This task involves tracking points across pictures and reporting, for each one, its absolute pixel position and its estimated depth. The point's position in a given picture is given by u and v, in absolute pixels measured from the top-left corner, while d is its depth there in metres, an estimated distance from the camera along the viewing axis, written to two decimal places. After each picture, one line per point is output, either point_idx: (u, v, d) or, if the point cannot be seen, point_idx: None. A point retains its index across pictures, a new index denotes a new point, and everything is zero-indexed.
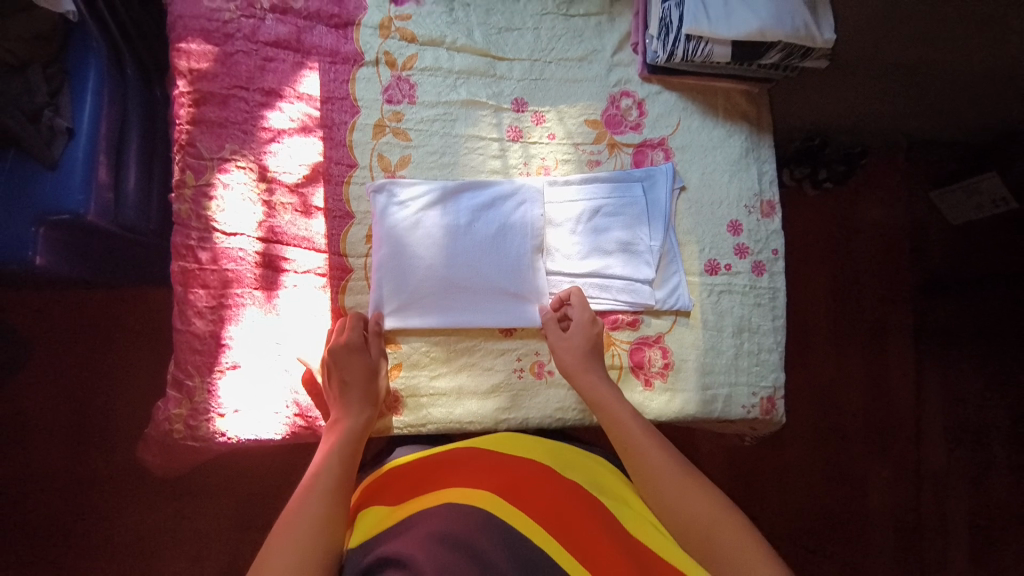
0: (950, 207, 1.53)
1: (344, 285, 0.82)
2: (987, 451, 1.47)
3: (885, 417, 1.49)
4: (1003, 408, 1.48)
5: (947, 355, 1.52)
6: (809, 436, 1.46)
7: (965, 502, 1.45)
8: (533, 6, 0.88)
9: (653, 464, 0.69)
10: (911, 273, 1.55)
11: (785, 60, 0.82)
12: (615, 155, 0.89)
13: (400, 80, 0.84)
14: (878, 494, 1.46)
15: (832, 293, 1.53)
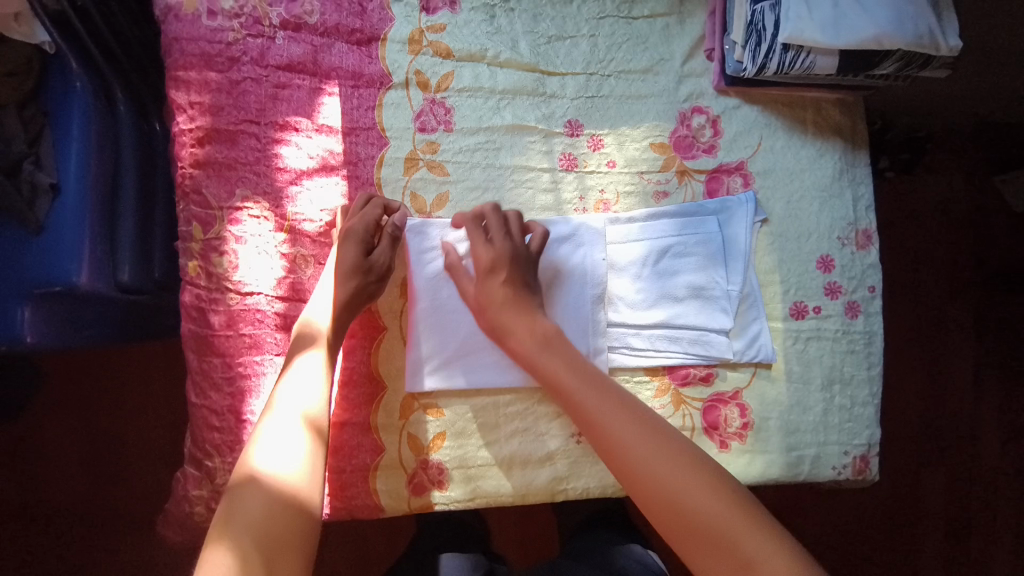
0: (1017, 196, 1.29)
1: (377, 344, 0.72)
2: None
3: None
4: None
5: None
6: None
7: None
8: (587, 10, 0.75)
9: (658, 467, 0.55)
10: None
11: (900, 69, 0.69)
12: (686, 183, 0.76)
13: (434, 104, 0.72)
14: None
15: None
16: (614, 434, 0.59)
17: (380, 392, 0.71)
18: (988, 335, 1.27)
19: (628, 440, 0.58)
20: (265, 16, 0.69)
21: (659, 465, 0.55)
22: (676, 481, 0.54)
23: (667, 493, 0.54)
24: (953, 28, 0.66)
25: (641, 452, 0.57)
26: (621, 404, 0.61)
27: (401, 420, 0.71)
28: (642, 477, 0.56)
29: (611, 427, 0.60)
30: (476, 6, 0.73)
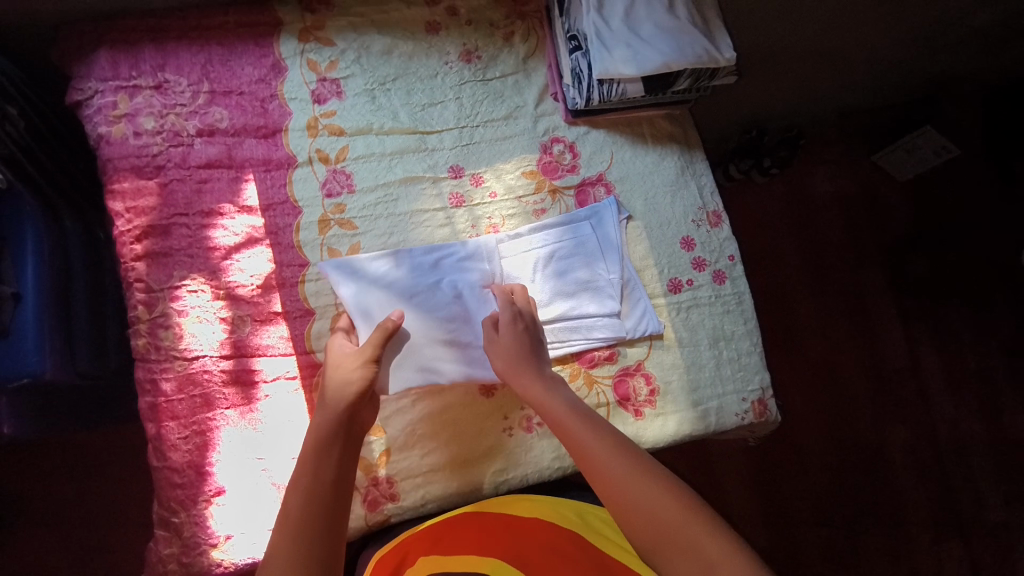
0: (894, 166, 1.70)
1: (316, 383, 0.80)
2: (989, 393, 1.59)
3: (887, 379, 1.59)
4: (990, 344, 1.62)
5: (927, 308, 1.64)
6: (820, 419, 1.55)
7: (985, 445, 1.55)
8: (451, 78, 0.92)
9: (646, 505, 0.59)
10: (869, 241, 1.69)
11: (693, 83, 0.86)
12: (558, 199, 0.92)
13: (336, 172, 0.86)
14: (900, 458, 1.53)
15: (809, 278, 1.65)
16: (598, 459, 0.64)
17: None
18: None
19: (613, 485, 0.61)
20: (183, 128, 0.84)
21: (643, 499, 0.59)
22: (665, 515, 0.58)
23: (655, 520, 0.58)
24: (724, 44, 0.84)
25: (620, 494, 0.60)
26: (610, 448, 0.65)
27: None
28: (630, 510, 0.59)
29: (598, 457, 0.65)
30: (359, 91, 0.89)
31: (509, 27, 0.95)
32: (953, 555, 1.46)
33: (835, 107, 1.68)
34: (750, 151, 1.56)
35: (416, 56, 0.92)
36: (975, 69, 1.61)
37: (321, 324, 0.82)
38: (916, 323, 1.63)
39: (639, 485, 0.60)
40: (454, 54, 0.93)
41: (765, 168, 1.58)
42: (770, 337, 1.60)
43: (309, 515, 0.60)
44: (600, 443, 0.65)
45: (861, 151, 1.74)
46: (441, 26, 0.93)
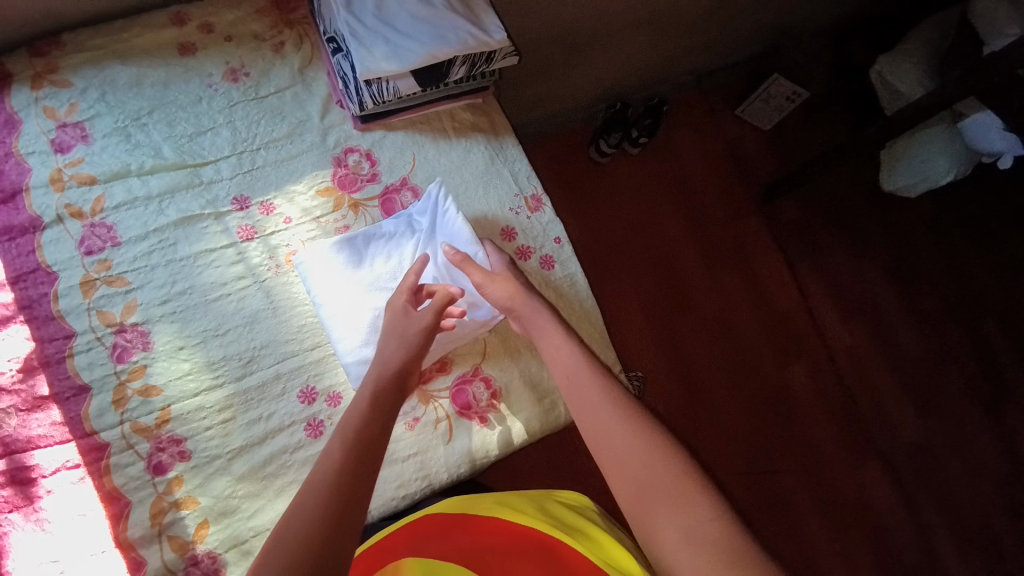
0: (757, 118, 1.73)
1: (105, 465, 0.71)
2: (881, 315, 1.66)
3: (784, 321, 1.61)
4: (874, 268, 1.69)
5: (812, 246, 1.69)
6: (729, 375, 1.55)
7: (887, 366, 1.62)
8: (218, 101, 0.85)
9: (601, 430, 0.63)
10: (748, 191, 1.71)
11: (471, 70, 0.83)
12: (361, 213, 0.85)
13: (94, 227, 0.77)
14: (808, 396, 1.56)
15: (696, 236, 1.64)
16: (606, 422, 0.63)
17: (126, 509, 0.70)
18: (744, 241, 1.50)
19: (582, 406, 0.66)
20: None
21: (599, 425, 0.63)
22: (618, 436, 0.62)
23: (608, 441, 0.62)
24: (493, 25, 0.81)
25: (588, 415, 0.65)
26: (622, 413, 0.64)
27: (156, 526, 0.71)
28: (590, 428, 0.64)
29: (607, 419, 0.64)
30: (109, 132, 0.80)
31: (277, 38, 0.89)
32: (874, 474, 1.53)
33: (689, 70, 1.69)
34: (618, 123, 1.58)
35: (173, 83, 0.84)
36: (812, 10, 1.60)
37: (97, 401, 0.72)
38: (802, 263, 1.67)
39: (604, 408, 0.64)
40: (217, 76, 0.86)
41: (635, 140, 1.61)
42: (669, 300, 1.58)
43: (343, 492, 0.56)
44: (579, 379, 0.68)
45: (723, 105, 1.76)
46: (198, 47, 0.86)
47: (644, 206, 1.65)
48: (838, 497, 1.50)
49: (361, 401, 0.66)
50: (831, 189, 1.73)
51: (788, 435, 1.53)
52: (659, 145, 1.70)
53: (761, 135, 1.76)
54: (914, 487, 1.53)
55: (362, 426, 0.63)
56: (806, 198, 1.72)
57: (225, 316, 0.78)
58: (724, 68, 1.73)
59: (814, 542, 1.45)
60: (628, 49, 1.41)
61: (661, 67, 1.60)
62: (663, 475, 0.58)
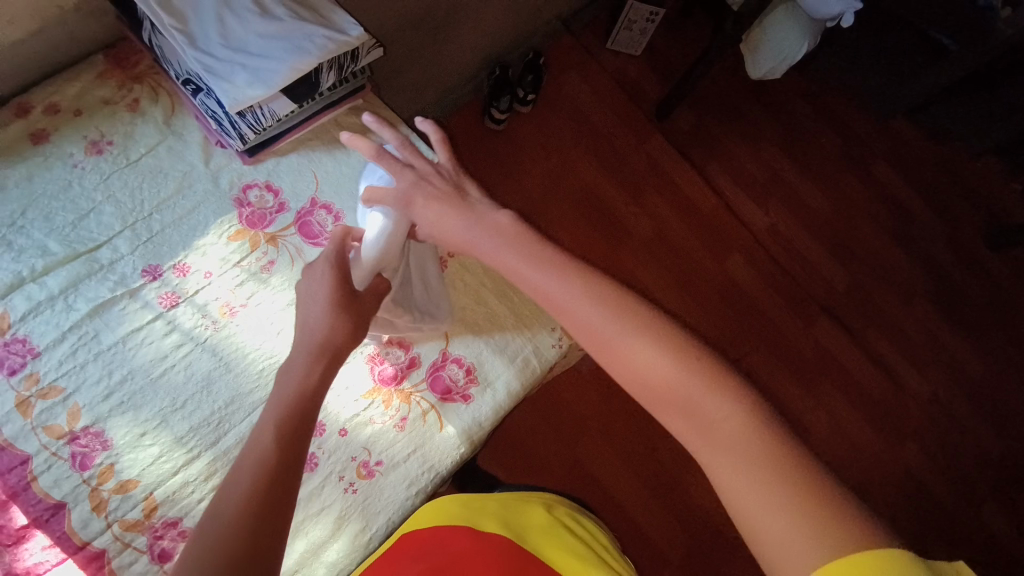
0: (626, 45, 1.80)
1: (112, 570, 0.69)
2: (791, 189, 1.81)
3: (710, 222, 1.72)
4: (770, 149, 1.83)
5: (712, 147, 1.80)
6: (677, 287, 1.65)
7: (808, 232, 1.78)
8: (91, 179, 0.80)
9: (678, 399, 0.57)
10: (642, 114, 1.79)
11: (340, 73, 0.84)
12: (281, 244, 0.84)
13: (6, 345, 0.72)
14: (750, 281, 1.69)
15: (609, 170, 1.71)
16: (663, 380, 0.58)
17: None
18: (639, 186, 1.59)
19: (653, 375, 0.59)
20: None
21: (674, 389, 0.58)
22: (693, 402, 0.56)
23: (685, 411, 0.57)
24: (344, 23, 0.81)
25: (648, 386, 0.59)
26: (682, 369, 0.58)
27: None
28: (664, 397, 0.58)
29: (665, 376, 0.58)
30: None
31: (129, 96, 0.84)
32: (824, 328, 1.69)
33: (553, 17, 1.73)
34: (503, 86, 1.60)
35: (35, 175, 0.79)
36: None
37: (80, 512, 0.69)
38: (708, 165, 1.78)
39: (657, 351, 0.59)
40: (80, 153, 0.81)
41: (523, 98, 1.63)
42: (604, 236, 1.65)
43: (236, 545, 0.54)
44: (615, 336, 0.60)
45: (593, 42, 1.82)
46: (49, 131, 0.81)
47: (554, 157, 1.69)
48: (800, 360, 1.65)
49: (267, 427, 0.61)
50: (713, 90, 1.84)
51: (742, 319, 1.65)
52: (548, 95, 1.74)
53: (636, 60, 1.84)
54: (859, 328, 1.71)
55: (260, 463, 0.58)
56: (694, 105, 1.82)
57: (179, 387, 0.76)
58: (583, 7, 1.79)
59: (790, 402, 1.61)
60: (489, 12, 1.44)
61: (526, 21, 1.63)
62: (734, 434, 0.54)
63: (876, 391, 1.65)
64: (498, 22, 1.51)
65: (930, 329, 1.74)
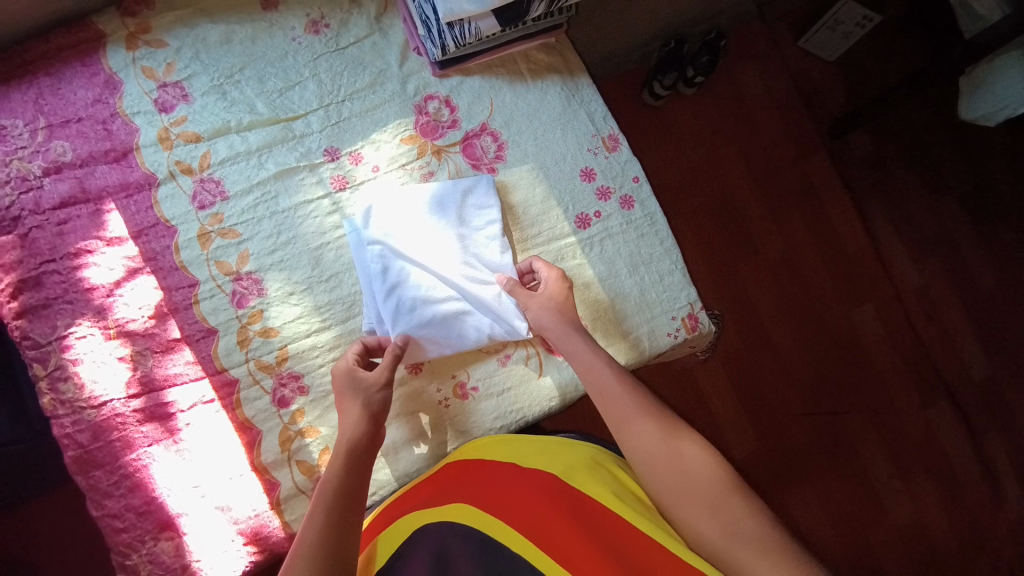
0: (821, 48, 1.63)
1: (236, 399, 0.78)
2: (956, 254, 1.59)
3: (851, 262, 1.57)
4: (949, 203, 1.61)
5: (882, 183, 1.61)
6: (792, 320, 1.52)
7: (960, 306, 1.57)
8: (302, 55, 0.87)
9: (688, 464, 0.65)
10: (814, 127, 1.63)
11: (549, 7, 0.83)
12: (445, 159, 0.87)
13: (203, 182, 0.82)
14: (875, 338, 1.53)
15: (757, 178, 1.59)
16: (637, 436, 0.68)
17: (257, 437, 0.78)
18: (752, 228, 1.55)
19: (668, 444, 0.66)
20: (29, 171, 0.79)
21: (687, 455, 0.66)
22: (669, 454, 0.66)
23: (687, 479, 0.64)
24: None
25: (662, 458, 0.66)
26: (650, 428, 0.68)
27: (284, 452, 0.78)
28: (669, 467, 0.65)
29: (637, 434, 0.68)
30: (206, 90, 0.84)
31: None
32: (942, 414, 1.51)
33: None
34: (673, 63, 1.49)
35: (260, 38, 0.87)
36: None
37: (224, 342, 0.79)
38: (870, 201, 1.60)
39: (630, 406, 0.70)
40: (299, 29, 0.88)
41: (690, 79, 1.53)
42: (731, 243, 1.55)
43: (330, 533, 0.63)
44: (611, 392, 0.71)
45: (786, 35, 1.66)
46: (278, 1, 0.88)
47: (704, 147, 1.59)
48: (904, 438, 1.49)
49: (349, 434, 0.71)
50: (905, 120, 1.63)
51: (854, 373, 1.51)
52: (719, 82, 1.63)
53: (828, 66, 1.66)
54: (983, 427, 1.51)
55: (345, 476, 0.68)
56: (876, 131, 1.63)
57: (336, 260, 0.83)
58: None
59: (875, 477, 1.46)
60: None
61: None
62: (694, 484, 0.63)
63: (977, 499, 1.47)
64: None
65: None
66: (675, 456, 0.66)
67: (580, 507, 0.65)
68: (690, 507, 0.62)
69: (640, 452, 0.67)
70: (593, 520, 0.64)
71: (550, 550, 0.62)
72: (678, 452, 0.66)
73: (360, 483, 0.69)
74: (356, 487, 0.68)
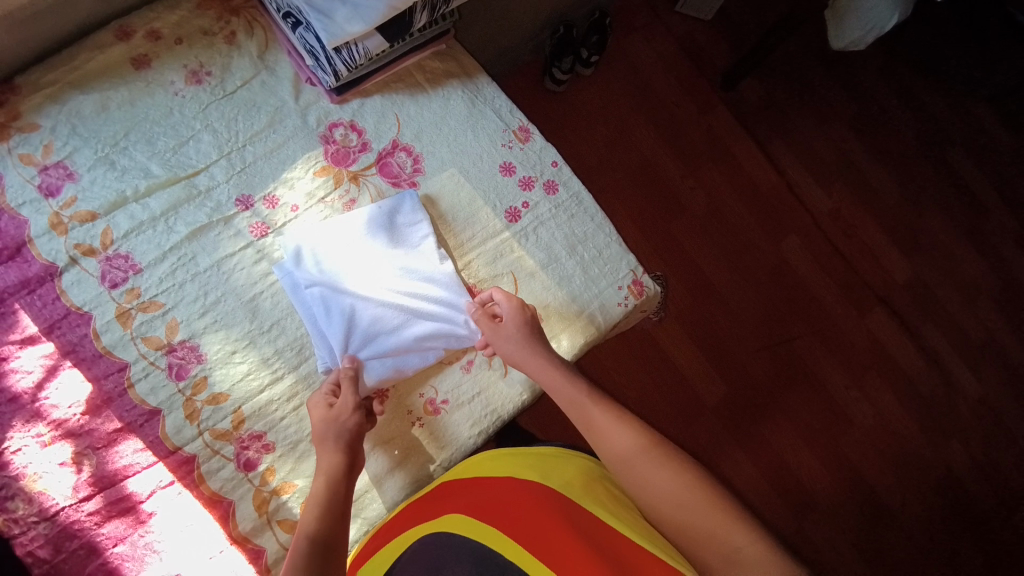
0: (698, 9, 1.72)
1: (199, 474, 0.74)
2: (858, 173, 1.72)
3: (769, 200, 1.67)
4: (841, 129, 1.74)
5: (779, 120, 1.73)
6: (729, 265, 1.60)
7: (871, 219, 1.70)
8: (190, 108, 0.84)
9: (664, 475, 0.65)
10: (707, 84, 1.72)
11: (431, 14, 0.84)
12: (363, 183, 0.86)
13: (111, 259, 0.77)
14: (806, 265, 1.64)
15: (668, 141, 1.66)
16: (613, 447, 0.70)
17: (231, 507, 0.74)
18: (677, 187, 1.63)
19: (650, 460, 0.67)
20: None
21: (662, 464, 0.66)
22: (645, 461, 0.67)
23: (666, 489, 0.65)
24: None
25: (647, 475, 0.66)
26: (626, 436, 0.70)
27: (263, 515, 0.75)
28: (647, 475, 0.66)
29: (614, 443, 0.70)
30: (92, 164, 0.79)
31: (227, 28, 0.87)
32: (879, 320, 1.63)
33: None
34: (566, 47, 1.55)
35: (140, 100, 0.82)
36: None
37: (171, 420, 0.75)
38: (773, 142, 1.71)
39: (605, 419, 0.73)
40: (180, 82, 0.84)
41: (586, 60, 1.58)
42: (658, 207, 1.61)
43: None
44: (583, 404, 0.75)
45: (663, 4, 1.75)
46: (150, 57, 0.84)
47: (613, 122, 1.65)
48: (852, 350, 1.60)
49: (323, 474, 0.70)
50: (785, 62, 1.75)
51: (794, 301, 1.60)
52: (612, 58, 1.69)
53: (707, 25, 1.76)
54: (915, 323, 1.64)
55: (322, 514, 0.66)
56: (763, 76, 1.74)
57: (274, 308, 0.80)
58: None
59: (834, 392, 1.56)
60: None
61: None
62: (671, 491, 0.64)
63: (925, 388, 1.60)
64: None
65: (990, 329, 1.67)
66: (649, 463, 0.67)
67: (572, 514, 0.67)
68: (672, 513, 0.63)
69: (618, 460, 0.69)
70: (585, 525, 0.66)
71: (542, 556, 0.63)
72: (655, 458, 0.67)
73: (341, 520, 0.67)
74: (337, 525, 0.67)
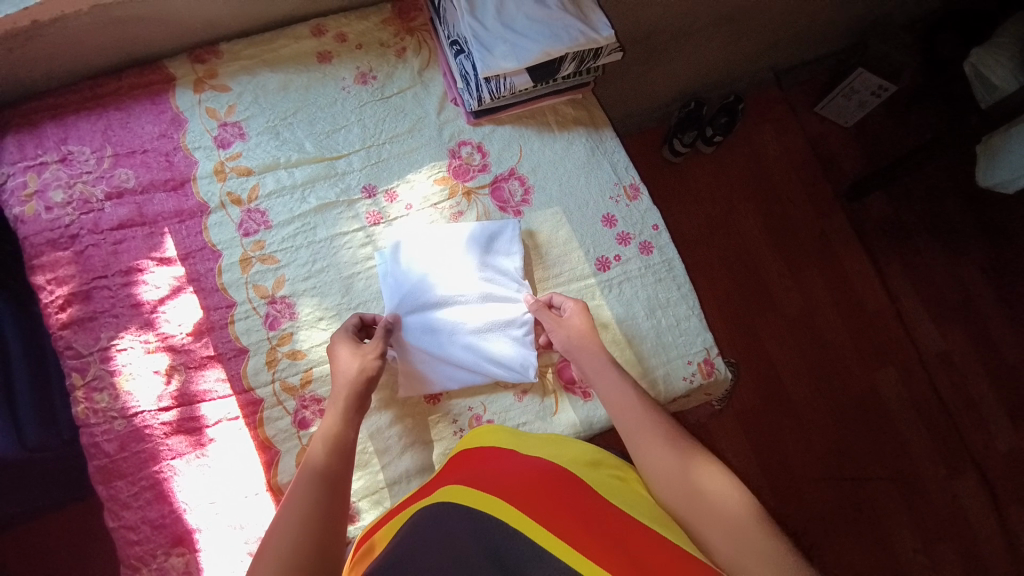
0: (839, 115, 1.69)
1: (260, 417, 0.81)
2: (981, 323, 1.57)
3: (871, 324, 1.56)
4: (971, 271, 1.61)
5: (901, 243, 1.63)
6: (811, 377, 1.50)
7: (985, 376, 1.53)
8: (350, 102, 0.95)
9: (708, 489, 0.64)
10: (831, 190, 1.67)
11: (579, 65, 0.91)
12: (474, 200, 0.93)
13: (250, 212, 0.88)
14: (897, 402, 1.50)
15: (774, 236, 1.62)
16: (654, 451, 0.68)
17: (276, 457, 0.80)
18: (772, 284, 1.57)
19: (686, 476, 0.66)
20: (92, 195, 0.86)
21: (706, 479, 0.65)
22: (688, 474, 0.66)
23: (708, 504, 0.63)
24: (601, 23, 0.88)
25: (688, 490, 0.65)
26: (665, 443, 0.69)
27: None
28: (688, 490, 0.65)
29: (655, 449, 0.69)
30: (261, 130, 0.92)
31: (400, 44, 0.99)
32: (971, 489, 1.44)
33: (770, 68, 1.68)
34: (693, 122, 1.58)
35: (313, 87, 0.95)
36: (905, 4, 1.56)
37: (254, 362, 0.82)
38: (889, 264, 1.61)
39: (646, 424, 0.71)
40: (349, 79, 0.96)
41: (709, 138, 1.60)
42: (749, 298, 1.56)
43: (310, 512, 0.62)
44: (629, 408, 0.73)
45: (804, 102, 1.73)
46: (333, 54, 0.97)
47: (722, 203, 1.64)
48: (930, 511, 1.42)
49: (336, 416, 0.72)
50: (923, 187, 1.66)
51: (875, 436, 1.47)
52: (737, 143, 1.69)
53: (845, 132, 1.72)
54: (1012, 505, 1.44)
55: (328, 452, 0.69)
56: (894, 196, 1.66)
57: (366, 291, 0.87)
58: (807, 64, 1.71)
59: (897, 550, 1.39)
60: (716, 47, 1.42)
61: (745, 64, 1.59)
62: (712, 505, 0.63)
63: None
64: (718, 58, 1.48)
65: None
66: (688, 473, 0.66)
67: (582, 496, 0.63)
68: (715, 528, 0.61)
69: (657, 467, 0.68)
70: (601, 516, 0.61)
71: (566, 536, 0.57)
72: (697, 471, 0.66)
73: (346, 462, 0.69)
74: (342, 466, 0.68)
